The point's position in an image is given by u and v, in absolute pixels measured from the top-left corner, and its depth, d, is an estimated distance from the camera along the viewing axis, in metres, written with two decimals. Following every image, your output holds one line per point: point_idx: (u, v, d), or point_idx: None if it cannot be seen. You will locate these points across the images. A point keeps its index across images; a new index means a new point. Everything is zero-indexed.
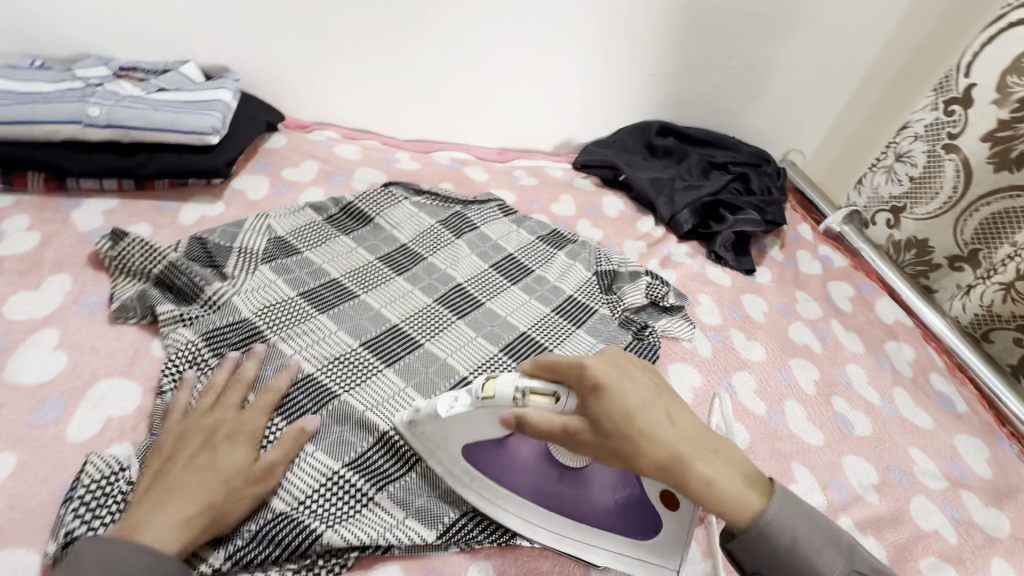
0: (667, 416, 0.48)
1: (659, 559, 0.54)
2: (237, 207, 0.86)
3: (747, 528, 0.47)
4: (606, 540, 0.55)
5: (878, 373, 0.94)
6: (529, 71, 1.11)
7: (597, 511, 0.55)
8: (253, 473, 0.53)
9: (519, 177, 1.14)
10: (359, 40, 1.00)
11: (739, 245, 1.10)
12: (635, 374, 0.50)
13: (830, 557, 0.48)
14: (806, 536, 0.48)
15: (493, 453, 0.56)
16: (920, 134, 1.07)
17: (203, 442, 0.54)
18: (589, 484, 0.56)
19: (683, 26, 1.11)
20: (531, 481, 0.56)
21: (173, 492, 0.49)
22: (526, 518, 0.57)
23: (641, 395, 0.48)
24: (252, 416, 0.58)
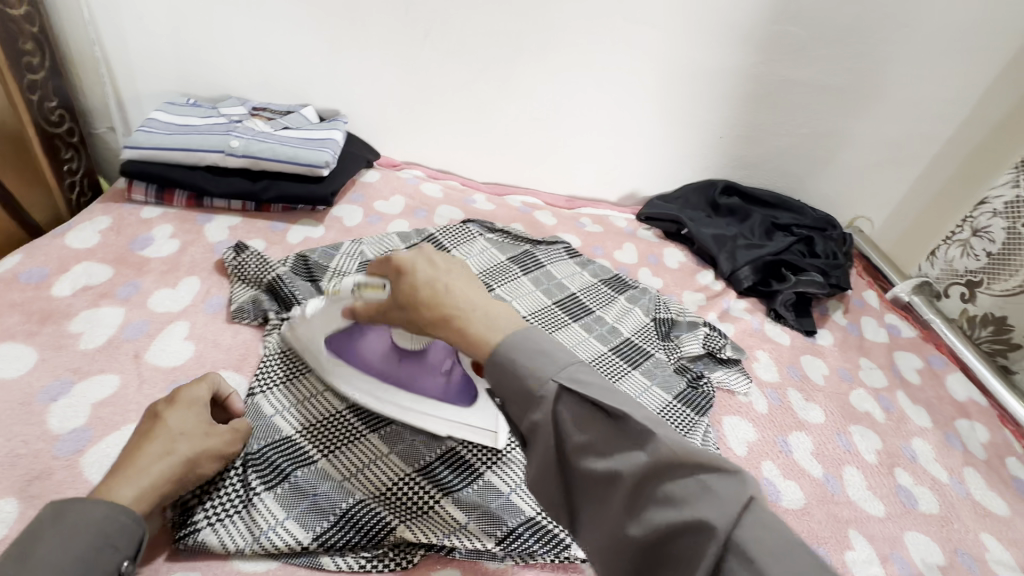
0: (448, 287, 0.53)
1: (482, 424, 0.67)
2: (335, 232, 0.98)
3: (500, 378, 0.48)
4: (440, 410, 0.66)
5: (948, 451, 0.91)
6: (601, 127, 1.20)
7: (431, 389, 0.65)
8: (205, 430, 0.57)
9: (584, 224, 1.21)
10: (454, 94, 1.13)
11: (801, 305, 1.11)
12: (435, 258, 0.57)
13: (552, 388, 0.46)
14: (537, 369, 0.47)
15: (347, 344, 0.67)
16: (999, 211, 1.08)
17: (153, 414, 0.57)
18: (426, 364, 0.65)
19: (752, 95, 1.16)
20: (379, 365, 0.66)
21: (134, 457, 0.53)
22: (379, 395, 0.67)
23: (436, 273, 0.55)
24: (190, 386, 0.60)
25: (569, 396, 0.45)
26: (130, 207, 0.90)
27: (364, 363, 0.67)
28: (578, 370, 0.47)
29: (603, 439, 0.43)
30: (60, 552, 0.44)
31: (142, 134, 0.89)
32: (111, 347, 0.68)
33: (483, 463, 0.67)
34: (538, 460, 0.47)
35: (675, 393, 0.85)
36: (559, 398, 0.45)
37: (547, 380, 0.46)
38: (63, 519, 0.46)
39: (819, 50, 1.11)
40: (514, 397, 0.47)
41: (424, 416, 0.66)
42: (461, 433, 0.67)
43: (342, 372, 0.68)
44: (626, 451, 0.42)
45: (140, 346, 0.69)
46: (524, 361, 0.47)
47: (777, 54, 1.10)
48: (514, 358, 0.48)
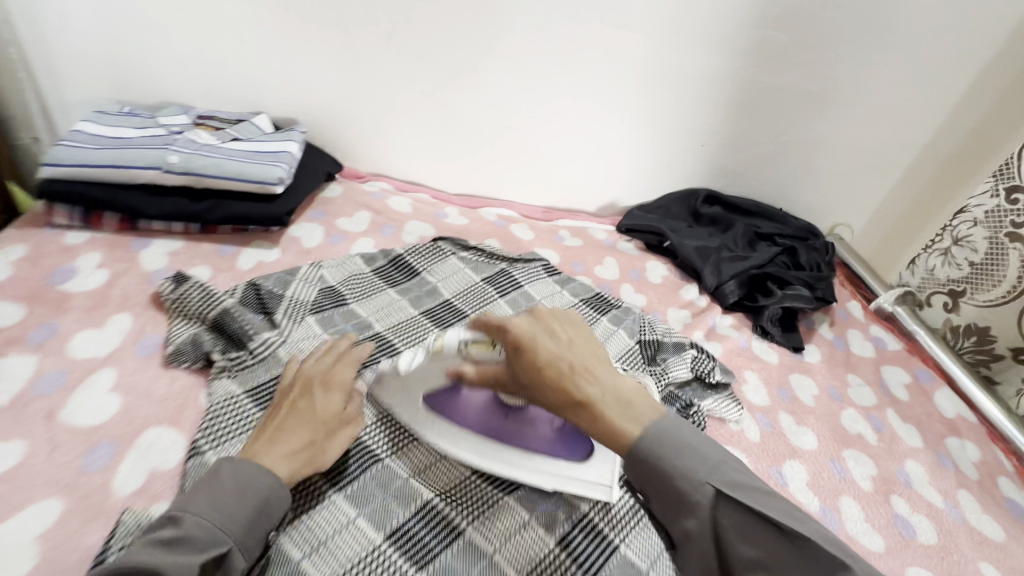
0: (569, 362, 0.54)
1: (596, 479, 0.66)
2: (292, 254, 0.89)
3: (642, 477, 0.48)
4: (549, 464, 0.65)
5: (940, 473, 0.88)
6: (579, 135, 1.13)
7: (538, 442, 0.66)
8: (343, 416, 0.64)
9: (563, 238, 1.15)
10: (421, 100, 1.05)
11: (786, 320, 1.07)
12: (549, 324, 0.58)
13: (707, 489, 0.46)
14: (689, 471, 0.47)
15: (449, 403, 0.68)
16: (980, 220, 1.05)
17: (301, 391, 0.62)
18: (531, 421, 0.67)
19: (733, 101, 1.12)
20: (483, 423, 0.67)
21: (285, 431, 0.58)
22: (480, 451, 0.67)
23: (554, 346, 0.55)
24: (340, 372, 0.66)
25: (727, 501, 0.45)
26: (51, 232, 0.80)
27: (468, 425, 0.67)
28: (728, 469, 0.47)
29: (779, 555, 0.43)
30: (229, 508, 0.50)
31: (65, 149, 0.79)
32: (19, 405, 0.59)
33: (463, 519, 0.63)
34: (694, 567, 0.47)
35: None
36: (716, 502, 0.45)
37: (702, 484, 0.46)
38: (237, 476, 0.52)
39: (802, 56, 1.07)
40: (662, 497, 0.47)
41: (539, 474, 0.65)
42: (568, 487, 0.65)
43: (442, 430, 0.68)
44: (802, 570, 0.42)
45: (54, 402, 0.60)
46: (670, 456, 0.47)
47: (760, 59, 1.06)
48: (661, 456, 0.47)
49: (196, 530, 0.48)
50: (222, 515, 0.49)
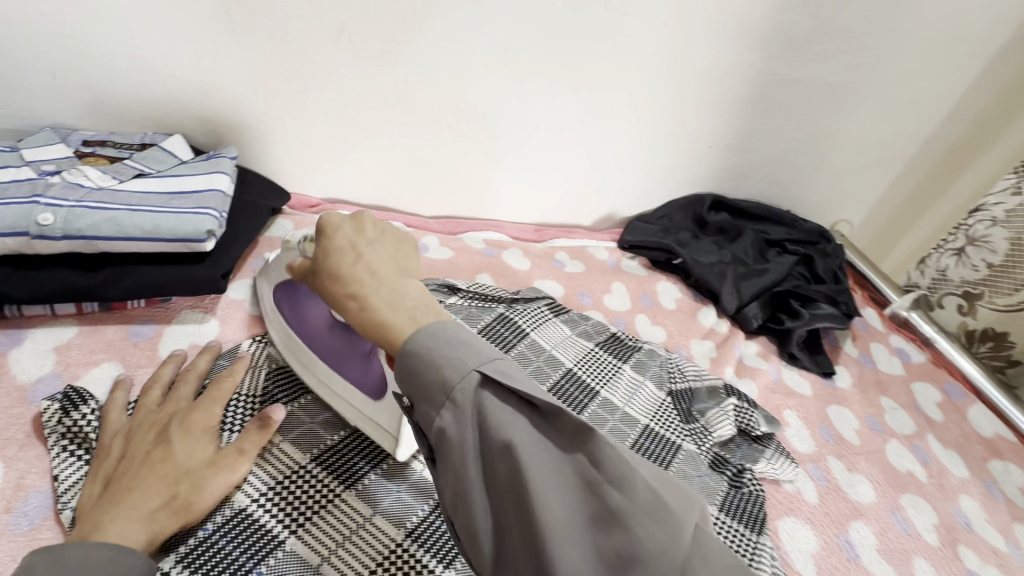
0: (357, 255, 0.50)
1: (383, 421, 0.60)
2: (236, 327, 0.69)
3: (406, 378, 0.43)
4: (349, 394, 0.62)
5: (993, 506, 0.81)
6: (576, 144, 0.97)
7: (352, 370, 0.62)
8: (217, 459, 0.53)
9: (562, 262, 1.00)
10: (387, 109, 0.85)
11: (812, 341, 0.98)
12: (366, 226, 0.53)
13: (472, 378, 0.41)
14: (458, 361, 0.42)
15: (291, 300, 0.64)
16: (999, 219, 0.98)
17: (156, 437, 0.53)
18: (353, 344, 0.64)
19: (746, 97, 0.98)
20: (312, 329, 0.63)
21: (132, 490, 0.48)
22: (296, 362, 0.64)
23: (368, 233, 0.52)
24: (205, 408, 0.56)
25: (494, 391, 0.41)
26: None
27: (297, 323, 0.64)
28: (501, 363, 0.43)
29: (535, 442, 0.39)
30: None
31: None
32: None
33: None
34: (450, 476, 0.40)
35: (718, 504, 0.68)
36: (482, 387, 0.41)
37: (466, 372, 0.41)
38: (57, 565, 0.41)
39: (824, 45, 0.94)
40: (426, 394, 0.42)
41: (335, 395, 0.63)
42: (360, 424, 0.62)
43: (277, 325, 0.66)
44: (555, 456, 0.38)
45: None
46: (442, 354, 0.42)
47: (781, 49, 0.92)
48: (430, 350, 0.43)
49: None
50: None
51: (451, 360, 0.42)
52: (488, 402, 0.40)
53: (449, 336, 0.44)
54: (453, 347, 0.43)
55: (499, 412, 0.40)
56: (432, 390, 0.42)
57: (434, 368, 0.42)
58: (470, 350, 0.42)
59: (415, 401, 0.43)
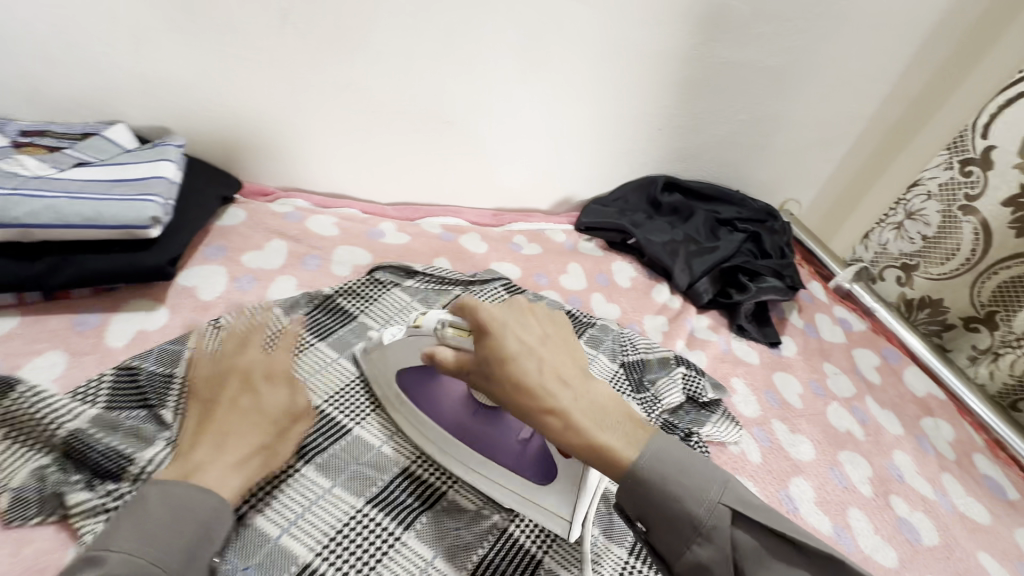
0: (538, 361, 0.52)
1: (554, 506, 0.59)
2: (186, 314, 0.69)
3: (642, 503, 0.47)
4: (511, 480, 0.61)
5: (923, 458, 0.87)
6: (530, 128, 0.99)
7: (505, 454, 0.61)
8: (295, 411, 0.60)
9: (520, 245, 1.02)
10: (337, 96, 0.85)
11: (760, 313, 1.02)
12: (526, 321, 0.55)
13: (723, 509, 0.45)
14: (699, 491, 0.45)
15: (424, 385, 0.65)
16: (933, 193, 1.03)
17: (241, 385, 0.58)
18: (502, 427, 0.62)
19: (690, 80, 1.02)
20: (453, 418, 0.63)
21: (228, 436, 0.54)
22: (444, 450, 0.64)
23: (530, 332, 0.54)
24: (284, 361, 0.61)
25: (741, 523, 0.45)
26: None
27: (435, 413, 0.64)
28: (737, 486, 0.47)
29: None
30: (167, 538, 0.45)
31: None
32: None
33: None
34: None
35: None
36: (733, 522, 0.45)
37: (714, 501, 0.45)
38: (166, 501, 0.47)
39: (761, 28, 0.98)
40: (669, 528, 0.46)
41: (493, 481, 0.62)
42: (524, 510, 0.60)
43: (409, 414, 0.66)
44: None
45: None
46: (680, 482, 0.46)
47: (720, 33, 0.96)
48: (665, 477, 0.46)
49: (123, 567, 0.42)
50: (165, 552, 0.44)
51: (695, 489, 0.45)
52: (743, 539, 0.45)
53: (679, 459, 0.47)
54: (687, 472, 0.46)
55: (759, 553, 0.44)
56: (681, 526, 0.45)
57: (676, 495, 0.46)
58: (707, 478, 0.46)
59: (650, 526, 0.47)
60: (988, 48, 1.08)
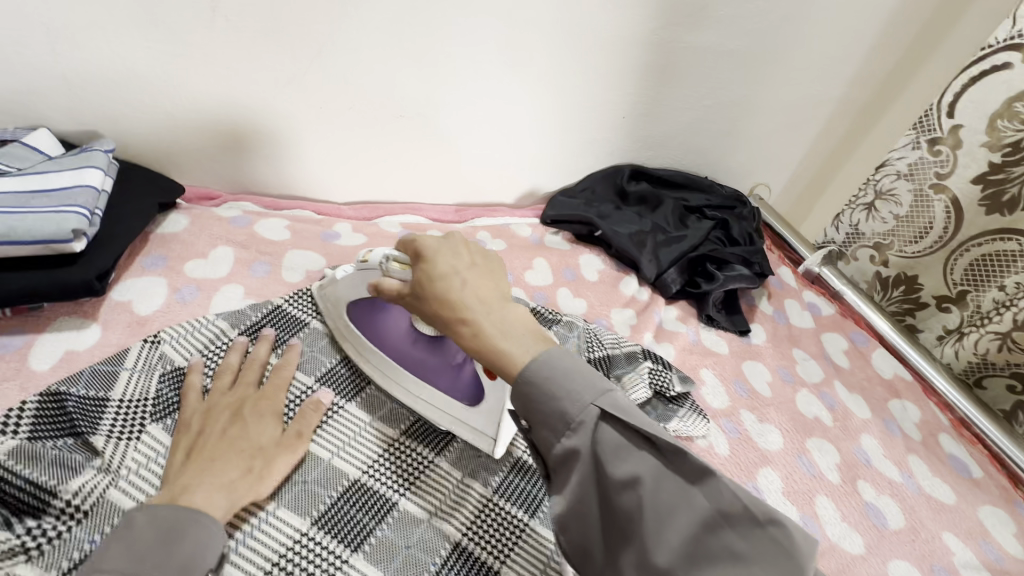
0: (462, 281, 0.53)
1: (482, 427, 0.65)
2: (121, 332, 0.66)
3: (528, 405, 0.48)
4: (446, 403, 0.66)
5: (891, 441, 0.87)
6: (488, 121, 0.96)
7: (442, 379, 0.65)
8: (285, 440, 0.60)
9: (483, 242, 1.00)
10: (280, 92, 0.81)
11: (729, 301, 1.01)
12: (463, 250, 0.55)
13: (593, 411, 0.46)
14: (578, 396, 0.46)
15: (371, 315, 0.67)
16: (903, 173, 1.01)
17: (232, 416, 0.59)
18: (442, 353, 0.66)
19: (651, 66, 0.99)
20: (395, 347, 0.67)
21: (214, 460, 0.54)
22: (385, 373, 0.68)
23: (462, 261, 0.54)
24: (272, 395, 0.63)
25: (612, 424, 0.45)
26: None
27: (380, 340, 0.67)
28: (617, 396, 0.47)
29: (651, 475, 0.43)
30: (155, 556, 0.45)
31: None
32: None
33: None
34: (570, 495, 0.47)
35: None
36: (601, 422, 0.46)
37: (587, 405, 0.46)
38: (156, 523, 0.47)
39: (723, 11, 0.96)
40: (548, 426, 0.47)
41: (429, 404, 0.67)
42: (458, 430, 0.66)
43: (356, 342, 0.69)
44: (676, 486, 0.42)
45: None
46: (562, 387, 0.47)
47: (679, 17, 0.94)
48: (551, 379, 0.47)
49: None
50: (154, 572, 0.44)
51: (575, 393, 0.46)
52: (610, 436, 0.45)
53: (562, 367, 0.48)
54: (572, 378, 0.47)
55: (619, 446, 0.44)
56: (556, 420, 0.46)
57: (554, 394, 0.47)
58: (588, 383, 0.47)
59: (534, 424, 0.48)
60: (953, 23, 1.07)
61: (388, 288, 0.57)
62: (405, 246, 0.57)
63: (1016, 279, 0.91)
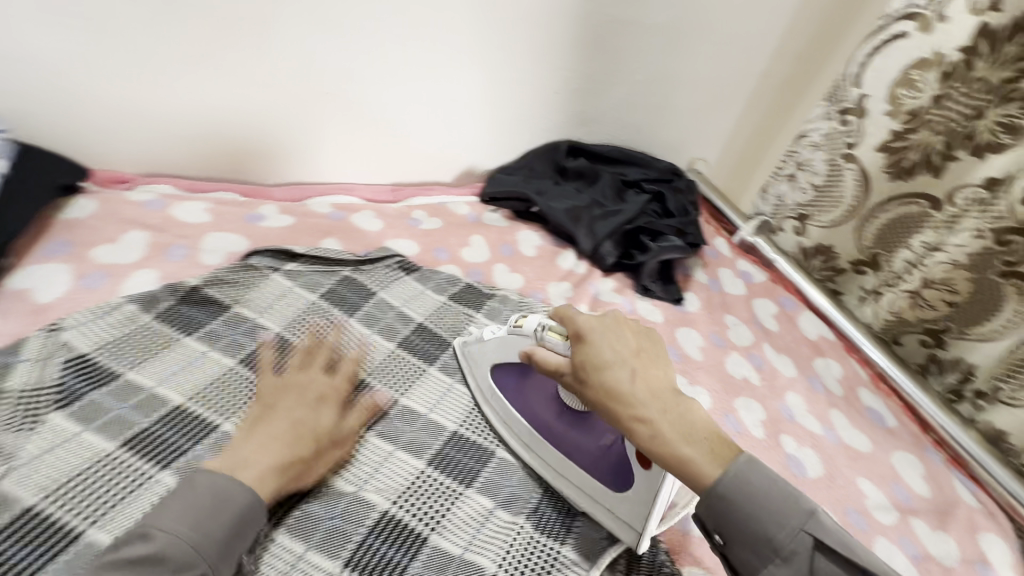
0: (630, 371, 0.55)
1: (629, 519, 0.61)
2: (19, 321, 0.64)
3: (722, 518, 0.49)
4: (587, 481, 0.65)
5: (813, 397, 0.92)
6: (417, 97, 0.95)
7: (586, 454, 0.65)
8: (337, 435, 0.62)
9: (418, 221, 0.98)
10: (188, 68, 0.78)
11: (664, 272, 1.04)
12: (623, 333, 0.58)
13: (805, 537, 0.46)
14: (785, 519, 0.47)
15: (520, 384, 0.71)
16: (819, 143, 1.05)
17: (274, 403, 0.60)
18: (591, 429, 0.66)
19: (579, 41, 1.00)
20: (544, 414, 0.69)
21: (266, 442, 0.56)
22: (530, 447, 0.69)
23: (617, 346, 0.57)
24: (343, 380, 0.66)
25: (825, 552, 0.46)
26: None
27: (524, 409, 0.70)
28: (830, 524, 0.47)
29: None
30: (204, 520, 0.48)
31: None
32: None
33: None
34: None
35: None
36: (814, 550, 0.46)
37: (796, 529, 0.47)
38: (211, 489, 0.50)
39: None
40: (746, 543, 0.48)
41: (572, 483, 0.66)
42: (599, 516, 0.64)
43: (503, 411, 0.72)
44: None
45: None
46: (768, 503, 0.48)
47: None
48: (738, 498, 0.49)
49: (172, 549, 0.46)
50: (206, 541, 0.47)
51: (778, 511, 0.48)
52: (824, 566, 0.45)
53: (759, 481, 0.49)
54: (770, 496, 0.48)
55: None
56: (756, 540, 0.48)
57: (761, 513, 0.48)
58: (791, 506, 0.48)
59: (728, 539, 0.50)
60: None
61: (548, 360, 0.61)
62: (564, 319, 0.60)
63: (922, 239, 0.96)
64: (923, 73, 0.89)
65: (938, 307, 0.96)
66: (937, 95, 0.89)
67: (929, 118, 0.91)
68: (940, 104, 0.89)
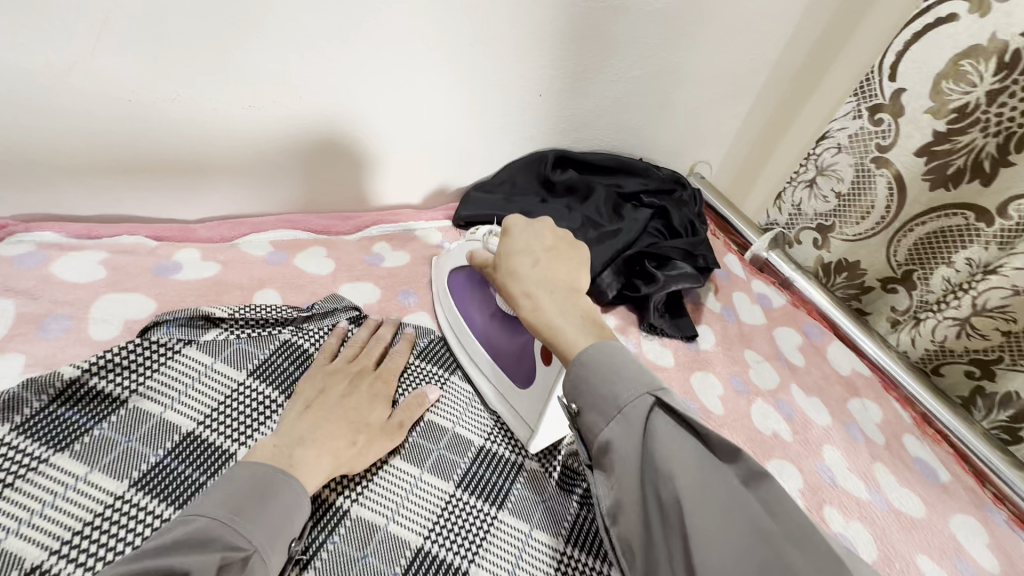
0: (533, 260, 0.54)
1: (524, 418, 0.63)
2: None
3: (576, 383, 0.45)
4: (500, 377, 0.66)
5: (854, 450, 0.78)
6: (371, 107, 0.77)
7: (506, 354, 0.66)
8: (390, 428, 0.59)
9: (380, 256, 0.82)
10: (56, 84, 0.60)
11: (672, 304, 0.89)
12: (543, 230, 0.56)
13: (649, 401, 0.41)
14: (632, 381, 0.43)
15: (469, 289, 0.72)
16: (845, 146, 0.91)
17: (318, 395, 0.57)
18: (517, 331, 0.66)
19: (565, 31, 0.83)
20: (482, 314, 0.70)
21: (320, 427, 0.53)
22: (463, 345, 0.71)
23: (535, 242, 0.55)
24: (390, 378, 0.63)
25: (669, 416, 0.41)
26: None
27: (464, 307, 0.72)
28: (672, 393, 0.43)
29: (703, 477, 0.37)
30: (251, 504, 0.43)
31: None
32: None
33: None
34: (613, 485, 0.41)
35: (566, 533, 0.58)
36: (654, 411, 0.41)
37: (640, 393, 0.42)
38: (254, 479, 0.45)
39: None
40: (595, 405, 0.44)
41: (492, 380, 0.68)
42: (507, 416, 0.66)
43: (448, 311, 0.73)
44: (725, 485, 0.37)
45: None
46: (621, 367, 0.44)
47: None
48: (598, 364, 0.45)
49: (212, 531, 0.40)
50: (255, 526, 0.42)
51: (630, 377, 0.43)
52: (662, 426, 0.40)
53: (616, 356, 0.45)
54: (625, 365, 0.44)
55: (674, 437, 0.39)
56: (604, 402, 0.43)
57: (609, 379, 0.44)
58: (641, 375, 0.43)
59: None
60: None
61: (475, 258, 0.60)
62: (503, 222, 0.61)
63: (968, 257, 0.83)
64: (976, 63, 0.74)
65: (990, 336, 0.83)
66: (994, 88, 0.73)
67: (982, 116, 0.76)
68: (998, 100, 0.73)
